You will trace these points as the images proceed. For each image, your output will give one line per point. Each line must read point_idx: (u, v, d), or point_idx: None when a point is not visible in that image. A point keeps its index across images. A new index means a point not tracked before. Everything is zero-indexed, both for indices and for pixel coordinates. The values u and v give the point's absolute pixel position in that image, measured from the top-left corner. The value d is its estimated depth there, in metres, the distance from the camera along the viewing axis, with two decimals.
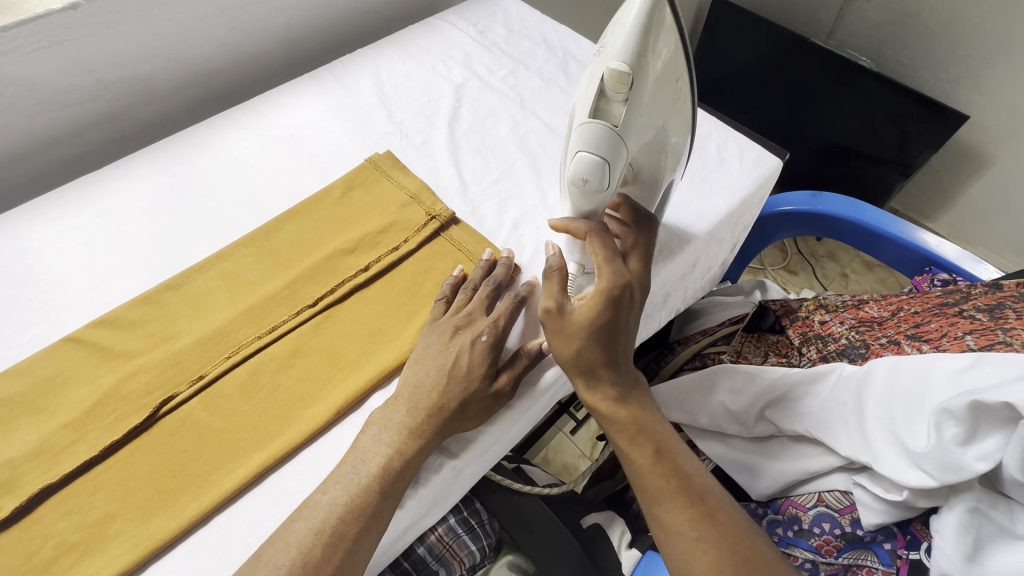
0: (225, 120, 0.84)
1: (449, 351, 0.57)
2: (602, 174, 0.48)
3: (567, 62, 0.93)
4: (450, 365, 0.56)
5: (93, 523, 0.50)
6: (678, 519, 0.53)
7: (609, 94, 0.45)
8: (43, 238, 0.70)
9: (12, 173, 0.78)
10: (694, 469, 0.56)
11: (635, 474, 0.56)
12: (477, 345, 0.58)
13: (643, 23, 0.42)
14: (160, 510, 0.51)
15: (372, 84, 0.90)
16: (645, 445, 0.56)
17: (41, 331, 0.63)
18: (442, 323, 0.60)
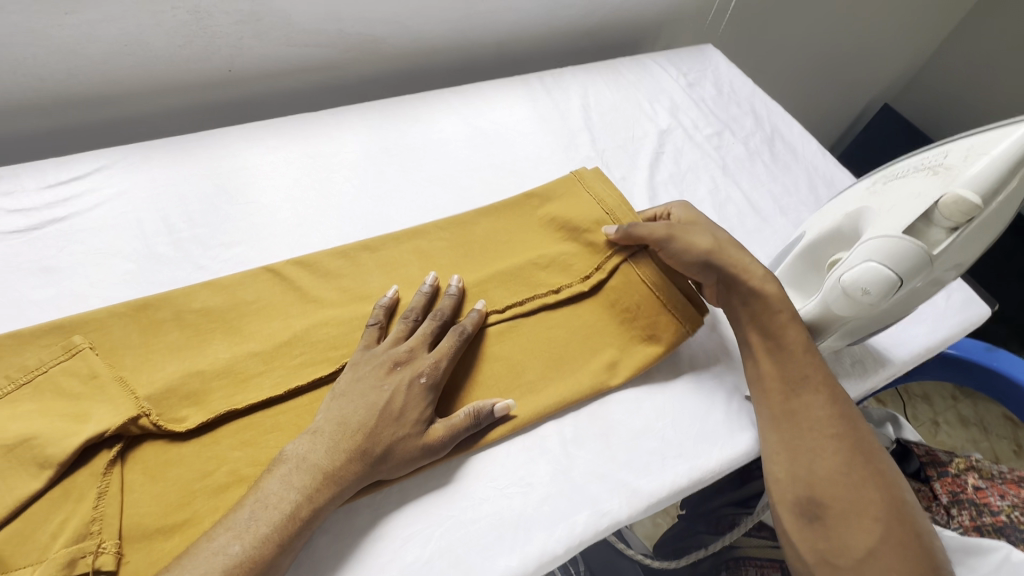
0: (435, 100, 0.85)
1: (382, 390, 0.51)
2: (894, 287, 0.48)
3: (773, 140, 0.91)
4: (382, 404, 0.50)
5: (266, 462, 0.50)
6: (826, 423, 0.53)
7: (937, 217, 0.48)
8: (257, 163, 0.72)
9: (236, 91, 0.81)
10: (862, 425, 0.54)
11: (790, 399, 0.55)
12: (414, 386, 0.52)
13: (1003, 168, 0.46)
14: None
15: (580, 105, 0.89)
16: (813, 380, 0.55)
17: (243, 253, 0.65)
18: (377, 354, 0.54)
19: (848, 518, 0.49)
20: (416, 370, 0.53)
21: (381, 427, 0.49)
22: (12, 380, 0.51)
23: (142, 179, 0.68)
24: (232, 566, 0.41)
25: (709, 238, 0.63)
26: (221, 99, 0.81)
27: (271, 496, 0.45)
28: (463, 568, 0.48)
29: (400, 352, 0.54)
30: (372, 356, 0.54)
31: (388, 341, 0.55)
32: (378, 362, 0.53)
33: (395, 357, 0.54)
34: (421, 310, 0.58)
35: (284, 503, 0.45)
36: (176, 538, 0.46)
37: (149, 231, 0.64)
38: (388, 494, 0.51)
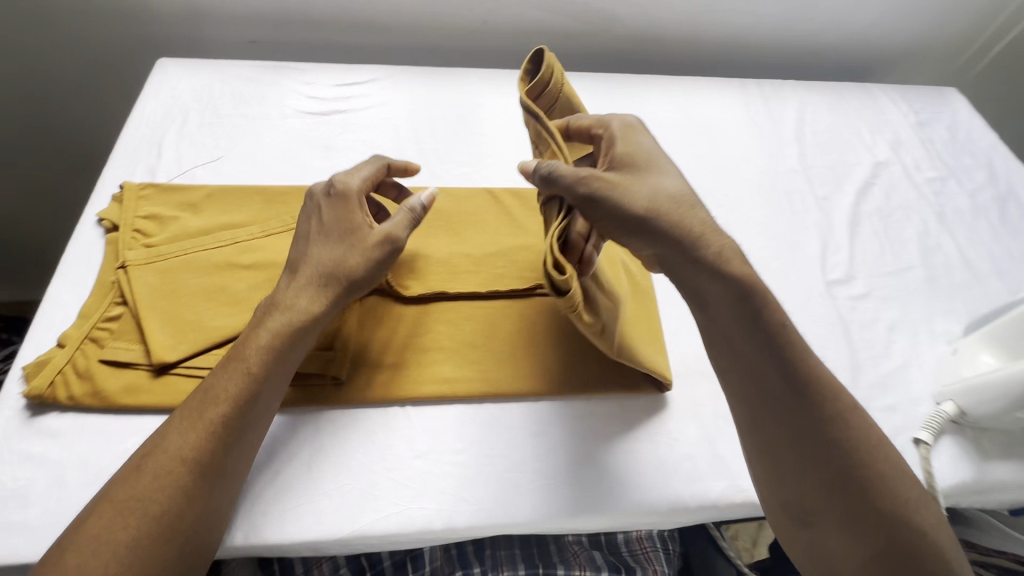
0: (653, 83, 0.89)
1: (326, 226, 0.54)
2: None
3: (1007, 200, 0.83)
4: (325, 232, 0.54)
5: (460, 343, 0.59)
6: (789, 429, 0.48)
7: None
8: (492, 105, 0.82)
9: (484, 43, 0.91)
10: (851, 419, 0.48)
11: (768, 411, 0.49)
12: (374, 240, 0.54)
13: None
14: (506, 368, 0.57)
15: (795, 118, 0.88)
16: (798, 379, 0.48)
17: (468, 174, 0.75)
18: (361, 232, 0.54)
19: (842, 533, 0.46)
20: (365, 234, 0.54)
21: (354, 280, 0.52)
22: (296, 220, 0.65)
23: (401, 96, 0.81)
24: (189, 455, 0.44)
25: (650, 190, 0.51)
26: (470, 46, 0.92)
27: (219, 385, 0.47)
28: (606, 487, 0.53)
29: (370, 232, 0.54)
30: (329, 223, 0.54)
31: (345, 213, 0.54)
32: (345, 239, 0.53)
33: (362, 233, 0.54)
34: (370, 177, 0.58)
35: (224, 388, 0.46)
36: (385, 375, 0.56)
37: (401, 138, 0.77)
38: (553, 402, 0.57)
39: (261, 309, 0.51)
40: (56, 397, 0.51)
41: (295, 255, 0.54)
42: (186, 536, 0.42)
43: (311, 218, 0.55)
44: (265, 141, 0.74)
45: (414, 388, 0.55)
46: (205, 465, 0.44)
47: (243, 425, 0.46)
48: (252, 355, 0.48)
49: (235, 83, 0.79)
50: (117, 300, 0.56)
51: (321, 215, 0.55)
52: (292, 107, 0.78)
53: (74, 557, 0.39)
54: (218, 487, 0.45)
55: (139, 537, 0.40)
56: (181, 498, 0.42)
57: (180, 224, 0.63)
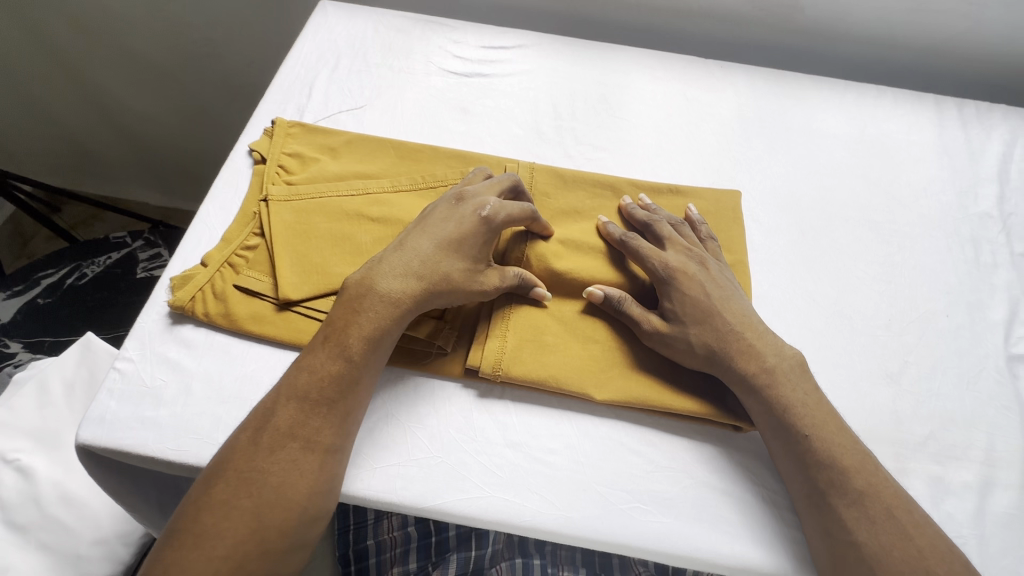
0: (828, 87, 0.78)
1: (442, 226, 0.54)
2: None
3: None
4: (440, 233, 0.54)
5: (542, 328, 0.55)
6: (850, 511, 0.45)
7: None
8: (639, 88, 0.76)
9: (640, 21, 0.84)
10: (891, 510, 0.45)
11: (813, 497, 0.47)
12: (472, 220, 0.54)
13: None
14: (591, 369, 0.54)
15: (1001, 152, 0.74)
16: (828, 481, 0.47)
17: (603, 158, 0.70)
18: (468, 234, 0.54)
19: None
20: (474, 238, 0.54)
21: (453, 283, 0.52)
22: (425, 181, 0.65)
23: (546, 67, 0.78)
24: (299, 431, 0.46)
25: (724, 295, 0.55)
26: (624, 22, 0.85)
27: (325, 368, 0.48)
28: (702, 527, 0.49)
29: (475, 237, 0.54)
30: (442, 225, 0.54)
31: (461, 216, 0.55)
32: (455, 241, 0.54)
33: (474, 240, 0.54)
34: (520, 213, 0.56)
35: (324, 370, 0.48)
36: (479, 345, 0.54)
37: (540, 111, 0.74)
38: (654, 423, 0.53)
39: (358, 291, 0.51)
40: (195, 311, 0.55)
41: (404, 245, 0.54)
42: (303, 506, 0.44)
43: (429, 219, 0.55)
44: (407, 96, 0.74)
45: (504, 366, 0.53)
46: (316, 440, 0.46)
47: (347, 404, 0.48)
48: (353, 339, 0.49)
49: (387, 33, 0.80)
50: (256, 231, 0.60)
51: (444, 217, 0.55)
52: (437, 64, 0.77)
53: (208, 516, 0.42)
54: (332, 461, 0.46)
55: (260, 505, 0.43)
56: (297, 469, 0.45)
57: (319, 167, 0.65)
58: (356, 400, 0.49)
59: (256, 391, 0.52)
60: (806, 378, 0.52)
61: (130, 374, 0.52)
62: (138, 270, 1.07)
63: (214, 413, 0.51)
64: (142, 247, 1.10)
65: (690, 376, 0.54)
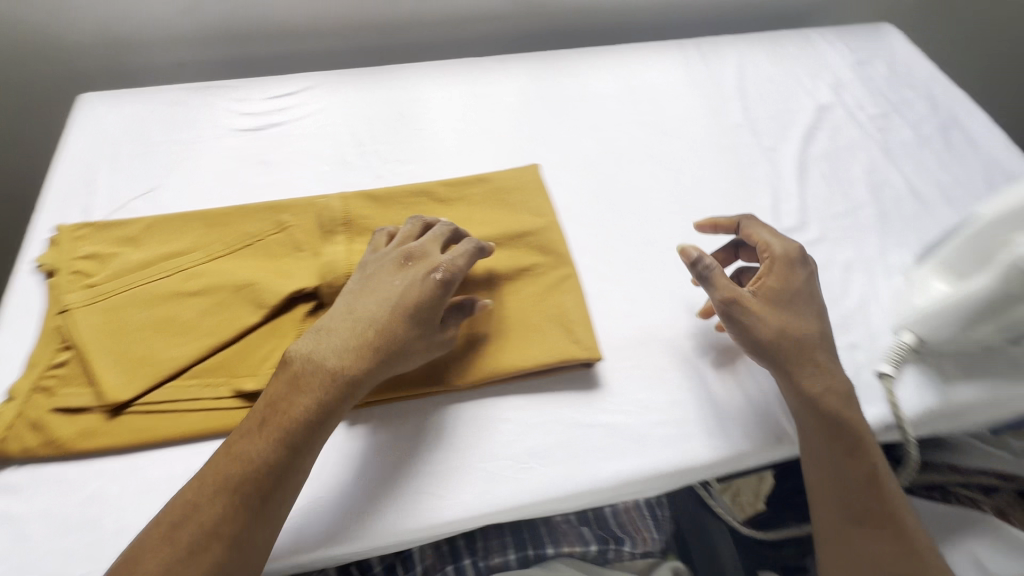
0: (591, 55, 0.89)
1: (393, 282, 0.54)
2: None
3: (948, 128, 0.83)
4: (395, 299, 0.53)
5: None
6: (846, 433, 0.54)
7: None
8: (430, 98, 0.81)
9: (416, 37, 0.90)
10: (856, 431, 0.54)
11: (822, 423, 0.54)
12: (427, 279, 0.54)
13: None
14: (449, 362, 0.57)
15: (734, 73, 0.89)
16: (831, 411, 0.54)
17: (412, 169, 0.74)
18: (420, 287, 0.54)
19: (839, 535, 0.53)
20: (431, 294, 0.53)
21: (399, 349, 0.52)
22: (240, 241, 0.64)
23: (338, 101, 0.80)
24: (221, 529, 0.43)
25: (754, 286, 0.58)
26: (403, 43, 0.91)
27: (257, 456, 0.46)
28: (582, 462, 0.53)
29: (440, 300, 0.54)
30: (386, 284, 0.54)
31: (414, 277, 0.54)
32: (409, 306, 0.53)
33: (438, 300, 0.54)
34: (467, 259, 0.56)
35: (259, 458, 0.46)
36: None
37: (343, 143, 0.76)
38: (517, 387, 0.57)
39: (302, 369, 0.50)
40: (10, 451, 0.50)
41: (348, 313, 0.53)
42: None
43: (371, 279, 0.55)
44: (202, 164, 0.72)
45: None
46: (242, 538, 0.44)
47: (280, 496, 0.46)
48: (297, 423, 0.47)
49: (166, 108, 0.78)
50: (62, 346, 0.55)
51: (387, 272, 0.55)
52: (227, 126, 0.77)
53: None
54: (262, 551, 0.45)
55: None
56: (225, 564, 0.42)
57: (121, 260, 0.61)
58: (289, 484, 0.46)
59: (108, 507, 0.49)
60: (799, 309, 0.57)
61: None
62: None
63: (63, 547, 0.47)
64: None
65: (538, 335, 0.58)
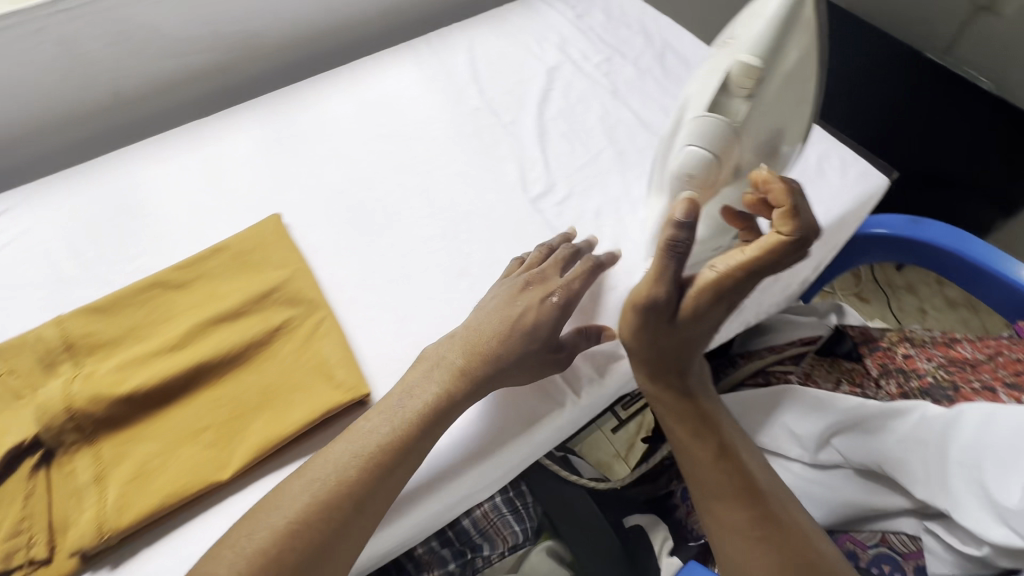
0: (320, 81, 0.86)
1: (516, 306, 0.58)
2: (710, 167, 0.56)
3: (664, 54, 0.90)
4: (514, 317, 0.57)
5: (144, 457, 0.52)
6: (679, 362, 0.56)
7: (731, 89, 0.55)
8: (150, 175, 0.75)
9: (127, 114, 0.83)
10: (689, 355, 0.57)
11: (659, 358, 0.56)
12: (545, 303, 0.58)
13: (777, 23, 0.53)
14: (211, 457, 0.53)
15: (466, 59, 0.90)
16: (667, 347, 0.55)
17: (145, 260, 0.68)
18: (526, 294, 0.59)
19: (697, 485, 0.55)
20: (548, 302, 0.59)
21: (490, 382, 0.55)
22: None
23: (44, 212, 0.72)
24: None
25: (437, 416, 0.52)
26: (117, 125, 0.83)
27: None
28: None
29: (554, 310, 0.58)
30: (510, 310, 0.57)
31: (540, 299, 0.58)
32: (538, 323, 0.57)
33: (545, 308, 0.58)
34: (585, 278, 0.62)
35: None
36: (78, 525, 0.49)
37: (59, 257, 0.68)
38: (296, 453, 0.55)
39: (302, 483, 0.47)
40: None
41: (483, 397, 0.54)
42: None
43: (496, 303, 0.59)
44: None
45: (112, 524, 0.49)
46: None
47: (364, 507, 0.47)
48: (399, 418, 0.51)
49: None
50: None
51: (523, 304, 0.58)
52: None
53: None
54: None
55: None
56: (337, 541, 0.46)
57: None
58: (409, 465, 0.50)
59: None
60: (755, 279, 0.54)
61: None
62: None
63: None
64: None
65: (303, 394, 0.56)
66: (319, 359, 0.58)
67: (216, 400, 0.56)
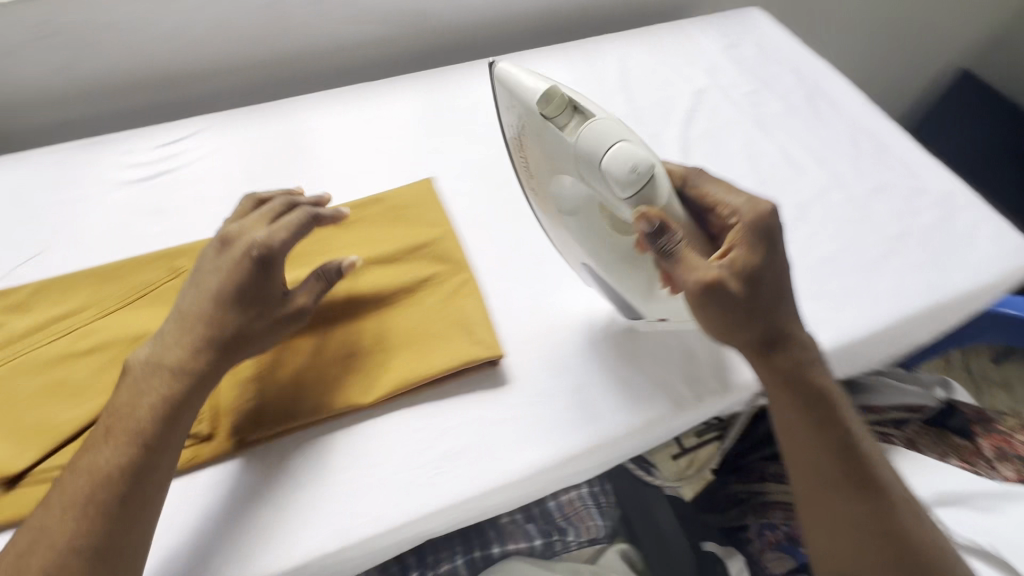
0: (478, 66, 0.92)
1: (236, 268, 0.53)
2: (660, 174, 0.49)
3: (813, 95, 0.90)
4: (230, 288, 0.52)
5: (298, 366, 0.58)
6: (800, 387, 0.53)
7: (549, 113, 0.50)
8: (321, 125, 0.82)
9: (304, 67, 0.91)
10: (809, 373, 0.54)
11: (779, 383, 0.53)
12: (241, 260, 0.53)
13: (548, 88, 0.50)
14: (355, 380, 0.57)
15: (617, 69, 0.93)
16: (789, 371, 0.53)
17: (309, 197, 0.75)
18: (222, 259, 0.54)
19: (830, 516, 0.53)
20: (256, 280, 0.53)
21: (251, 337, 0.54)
22: (135, 291, 0.63)
23: (227, 140, 0.80)
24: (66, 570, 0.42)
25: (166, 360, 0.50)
26: (293, 75, 0.91)
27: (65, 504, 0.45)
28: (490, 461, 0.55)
29: (251, 280, 0.53)
30: (223, 274, 0.53)
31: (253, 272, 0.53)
32: (234, 286, 0.53)
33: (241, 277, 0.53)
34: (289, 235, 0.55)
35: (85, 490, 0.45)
36: (237, 413, 0.55)
37: (236, 180, 0.76)
38: (427, 396, 0.58)
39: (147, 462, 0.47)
40: None
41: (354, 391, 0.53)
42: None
43: (225, 284, 0.53)
44: (92, 220, 0.71)
45: (267, 420, 0.54)
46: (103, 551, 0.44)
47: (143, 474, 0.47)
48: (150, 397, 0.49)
49: (45, 169, 0.76)
50: None
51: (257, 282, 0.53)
52: (116, 179, 0.75)
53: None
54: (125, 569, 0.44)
55: None
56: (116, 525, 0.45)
57: (8, 329, 0.60)
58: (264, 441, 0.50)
59: None
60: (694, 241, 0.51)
61: None
62: None
63: None
64: None
65: (441, 342, 0.60)
66: (461, 315, 0.62)
67: (364, 331, 0.61)
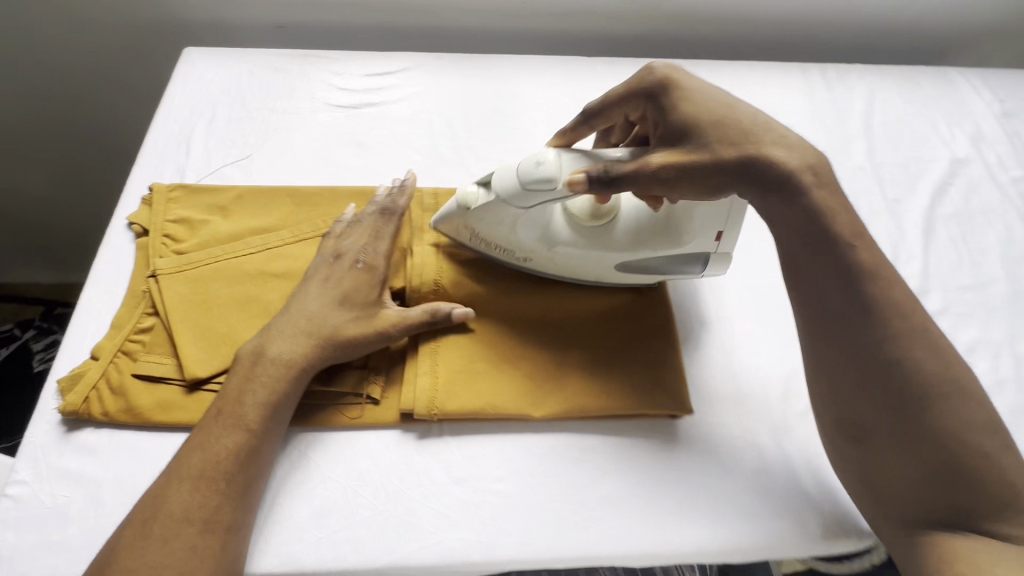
0: (705, 69, 0.82)
1: (333, 274, 0.54)
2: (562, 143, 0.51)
3: None
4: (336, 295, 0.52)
5: (475, 356, 0.55)
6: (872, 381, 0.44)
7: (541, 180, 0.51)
8: (530, 95, 0.77)
9: (521, 26, 0.85)
10: (900, 362, 0.44)
11: (837, 372, 0.46)
12: (352, 270, 0.53)
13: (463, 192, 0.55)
14: (529, 388, 0.54)
15: (862, 108, 0.80)
16: (866, 366, 0.44)
17: None
18: (334, 267, 0.54)
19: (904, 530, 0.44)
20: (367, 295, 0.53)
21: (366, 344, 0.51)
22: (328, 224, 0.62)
23: (435, 87, 0.76)
24: (196, 513, 0.42)
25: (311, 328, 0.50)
26: (506, 32, 0.86)
27: (216, 444, 0.45)
28: (653, 523, 0.49)
29: (358, 290, 0.53)
30: (335, 286, 0.53)
31: (360, 283, 0.53)
32: (350, 300, 0.52)
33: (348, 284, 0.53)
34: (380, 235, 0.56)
35: (219, 446, 0.45)
36: (410, 387, 0.53)
37: (436, 133, 0.73)
38: (596, 429, 0.54)
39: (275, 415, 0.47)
40: (92, 413, 0.50)
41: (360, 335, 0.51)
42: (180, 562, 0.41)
43: (311, 279, 0.54)
44: (296, 136, 0.71)
45: (438, 405, 0.52)
46: (215, 521, 0.42)
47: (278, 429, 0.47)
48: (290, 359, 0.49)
49: (261, 73, 0.76)
50: (150, 311, 0.55)
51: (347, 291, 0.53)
52: (323, 100, 0.74)
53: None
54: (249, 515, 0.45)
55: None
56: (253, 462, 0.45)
57: (210, 229, 0.61)
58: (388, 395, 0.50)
59: None
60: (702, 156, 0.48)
61: (26, 498, 0.47)
62: (36, 363, 0.95)
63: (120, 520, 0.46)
64: (35, 337, 0.99)
65: (625, 376, 0.55)
66: (651, 352, 0.56)
67: (545, 337, 0.56)
